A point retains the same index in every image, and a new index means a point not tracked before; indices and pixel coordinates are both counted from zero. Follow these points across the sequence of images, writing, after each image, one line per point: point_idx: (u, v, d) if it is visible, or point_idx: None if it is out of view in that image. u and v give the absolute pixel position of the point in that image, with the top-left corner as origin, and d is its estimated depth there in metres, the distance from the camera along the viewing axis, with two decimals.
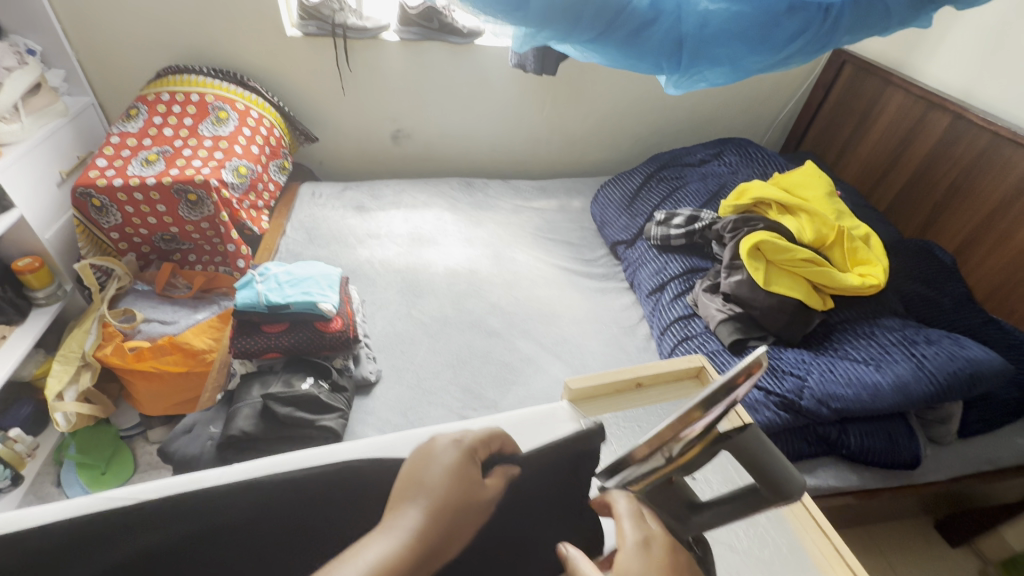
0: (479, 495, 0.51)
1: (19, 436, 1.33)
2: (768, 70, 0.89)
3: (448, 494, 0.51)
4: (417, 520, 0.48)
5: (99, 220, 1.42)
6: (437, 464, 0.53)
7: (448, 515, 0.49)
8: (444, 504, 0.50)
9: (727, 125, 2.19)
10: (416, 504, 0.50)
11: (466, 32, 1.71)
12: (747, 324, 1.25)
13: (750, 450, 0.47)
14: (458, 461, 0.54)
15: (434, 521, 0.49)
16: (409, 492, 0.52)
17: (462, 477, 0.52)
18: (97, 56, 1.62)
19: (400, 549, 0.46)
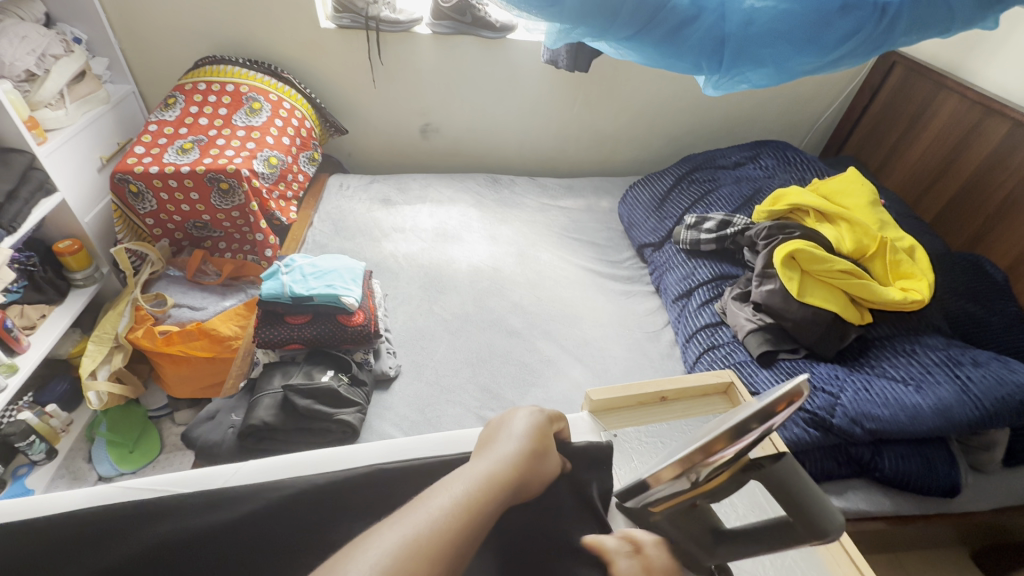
0: (552, 453, 0.56)
1: (55, 412, 1.38)
2: (816, 72, 0.85)
3: (536, 447, 0.54)
4: (513, 458, 0.51)
5: (136, 205, 1.46)
6: (523, 421, 0.56)
7: (535, 462, 0.53)
8: (530, 457, 0.53)
9: (764, 127, 2.11)
10: (509, 443, 0.53)
11: (499, 27, 1.67)
12: (777, 336, 1.21)
13: (781, 483, 0.43)
14: (542, 426, 0.57)
15: (523, 464, 0.51)
16: (497, 437, 0.54)
17: (543, 438, 0.56)
18: (139, 45, 1.66)
19: (501, 473, 0.48)
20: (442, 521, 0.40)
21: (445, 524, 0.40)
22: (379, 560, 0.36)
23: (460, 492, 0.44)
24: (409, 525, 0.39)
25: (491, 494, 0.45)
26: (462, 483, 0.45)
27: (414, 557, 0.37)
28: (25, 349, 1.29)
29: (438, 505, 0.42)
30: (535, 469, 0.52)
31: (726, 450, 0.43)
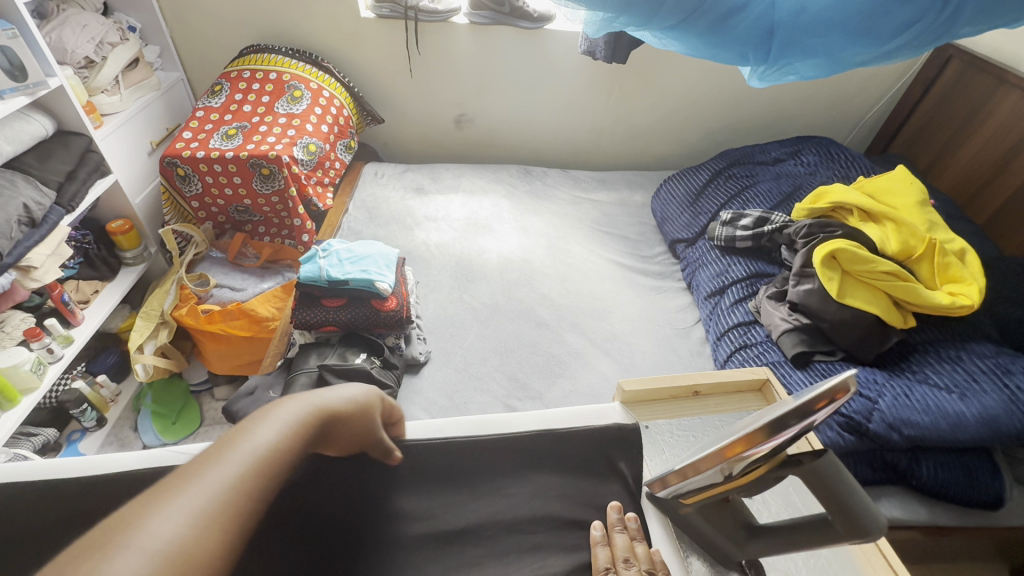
0: (368, 416, 0.55)
1: (105, 382, 1.46)
2: (869, 64, 0.81)
3: (353, 408, 0.52)
4: (334, 411, 0.50)
5: (183, 188, 1.52)
6: (355, 382, 0.54)
7: (346, 417, 0.51)
8: (352, 416, 0.52)
9: (807, 122, 2.04)
10: (329, 395, 0.50)
11: (537, 16, 1.67)
12: (814, 337, 1.18)
13: (822, 480, 0.42)
14: (374, 392, 0.57)
15: (340, 419, 0.50)
16: (325, 385, 0.52)
17: (368, 402, 0.54)
18: (188, 34, 1.72)
19: (306, 422, 0.46)
20: (248, 473, 0.39)
21: (245, 478, 0.38)
22: (181, 516, 0.34)
23: (265, 441, 0.41)
24: (204, 486, 0.36)
25: (292, 444, 0.43)
26: (278, 425, 0.44)
27: (220, 515, 0.35)
28: (80, 322, 1.37)
29: (250, 451, 0.40)
30: (349, 427, 0.52)
31: (764, 444, 0.43)
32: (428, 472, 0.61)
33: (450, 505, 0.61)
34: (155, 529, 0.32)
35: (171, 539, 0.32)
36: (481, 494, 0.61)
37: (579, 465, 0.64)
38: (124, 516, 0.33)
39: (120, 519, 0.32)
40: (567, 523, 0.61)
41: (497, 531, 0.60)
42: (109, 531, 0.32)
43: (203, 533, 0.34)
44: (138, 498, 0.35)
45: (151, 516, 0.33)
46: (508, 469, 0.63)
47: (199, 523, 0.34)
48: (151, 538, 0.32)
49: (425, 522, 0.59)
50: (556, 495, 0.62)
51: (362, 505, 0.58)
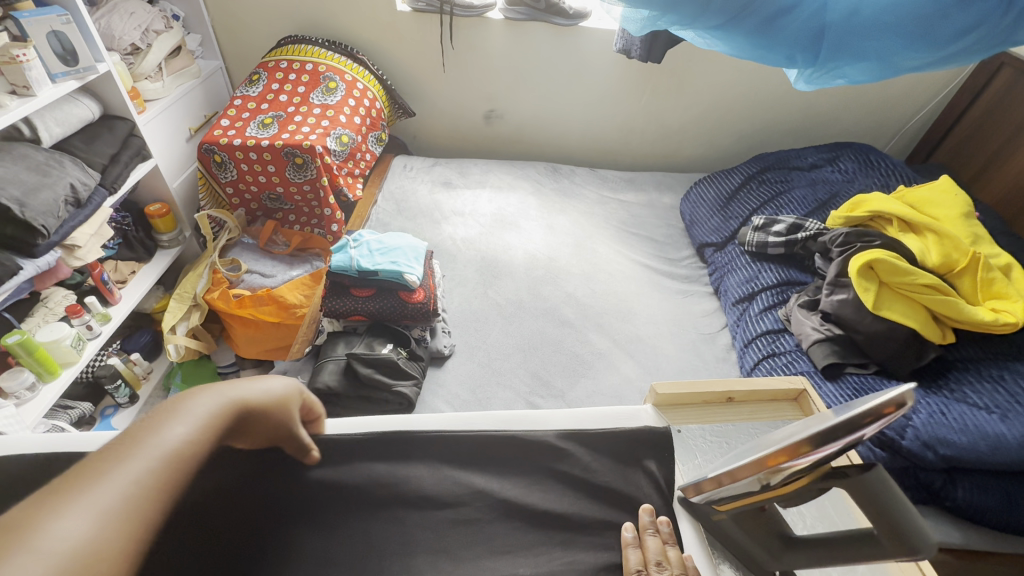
0: (293, 413, 0.57)
1: (138, 360, 1.51)
2: (922, 69, 0.78)
3: (277, 404, 0.55)
4: (252, 407, 0.52)
5: (219, 174, 1.56)
6: (281, 376, 0.57)
7: (265, 413, 0.54)
8: (272, 410, 0.54)
9: (845, 128, 1.99)
10: (252, 390, 0.53)
11: (572, 14, 1.66)
12: (846, 349, 1.15)
13: (873, 494, 0.42)
14: (298, 383, 0.59)
15: (257, 413, 0.53)
16: (246, 380, 0.54)
17: (291, 398, 0.57)
18: (229, 24, 1.76)
19: (220, 419, 0.48)
20: (158, 471, 0.41)
21: (152, 479, 0.41)
22: (83, 519, 0.36)
23: (175, 440, 0.44)
24: (110, 490, 0.39)
25: (204, 442, 0.46)
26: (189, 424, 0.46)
27: (127, 514, 0.38)
28: (117, 301, 1.42)
29: (159, 450, 0.43)
30: (269, 419, 0.54)
31: (814, 453, 0.43)
32: (458, 463, 0.61)
33: (480, 496, 0.58)
34: (58, 531, 0.35)
35: (73, 540, 0.35)
36: (514, 487, 0.59)
37: (612, 459, 0.61)
38: (21, 516, 0.35)
39: (17, 522, 0.35)
40: (599, 523, 0.57)
41: (524, 522, 0.57)
42: (8, 530, 0.34)
43: (110, 532, 0.37)
44: (41, 496, 0.37)
45: (50, 519, 0.35)
46: (538, 461, 0.61)
47: (105, 524, 0.37)
48: (50, 539, 0.34)
49: (454, 511, 0.58)
50: (586, 493, 0.59)
51: (393, 491, 0.59)
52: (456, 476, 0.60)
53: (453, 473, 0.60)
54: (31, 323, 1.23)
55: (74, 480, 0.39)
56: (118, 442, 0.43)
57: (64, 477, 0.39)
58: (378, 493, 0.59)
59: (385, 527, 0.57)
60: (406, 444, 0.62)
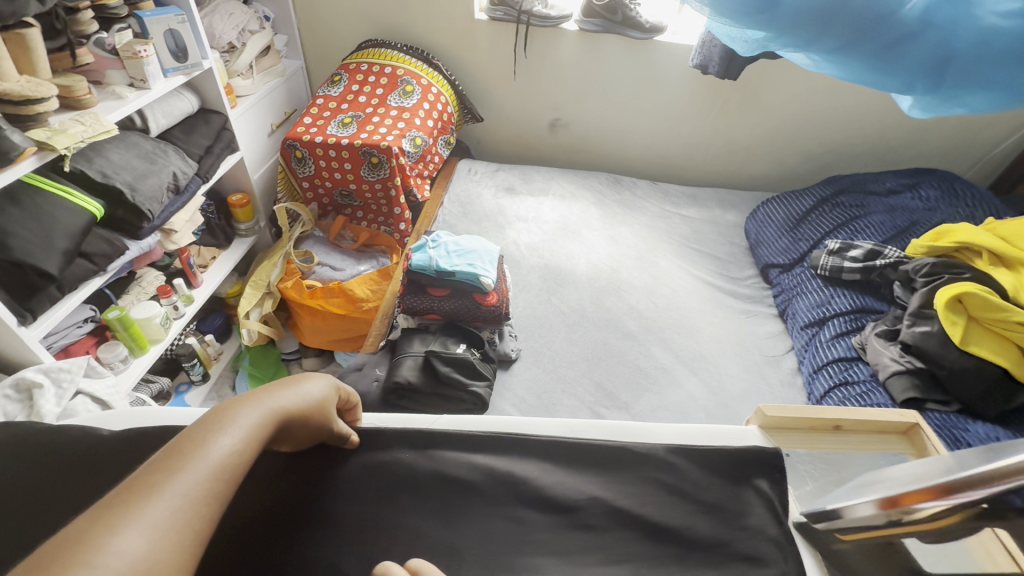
0: (325, 416, 0.59)
1: (213, 341, 1.59)
2: None
3: (314, 409, 0.57)
4: (291, 414, 0.53)
5: (298, 169, 1.62)
6: (316, 381, 0.58)
7: (300, 418, 0.55)
8: (309, 416, 0.56)
9: (922, 154, 1.92)
10: (290, 396, 0.54)
11: (649, 27, 1.65)
12: (927, 383, 1.11)
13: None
14: (331, 388, 0.60)
15: (296, 420, 0.54)
16: (285, 386, 0.55)
17: (327, 402, 0.59)
18: (314, 26, 1.84)
19: (262, 426, 0.49)
20: (208, 485, 0.42)
21: (204, 491, 0.41)
22: (146, 534, 0.36)
23: (221, 451, 0.44)
24: (163, 504, 0.38)
25: (249, 451, 0.47)
26: (234, 434, 0.46)
27: (182, 526, 0.38)
28: (199, 284, 1.49)
29: (209, 462, 0.43)
30: (305, 424, 0.56)
31: (947, 500, 0.43)
32: (567, 467, 0.63)
33: (590, 501, 0.60)
34: (117, 549, 0.34)
35: (136, 559, 0.35)
36: (622, 496, 0.60)
37: (718, 477, 0.62)
38: (76, 532, 0.35)
39: (78, 538, 0.34)
40: (709, 539, 0.58)
41: (637, 532, 0.58)
42: (67, 549, 0.34)
43: (166, 548, 0.37)
44: (94, 512, 0.37)
45: (108, 534, 0.35)
46: (641, 472, 0.62)
47: (161, 538, 0.37)
48: (112, 555, 0.34)
49: (568, 515, 0.59)
50: (695, 508, 0.59)
51: (507, 489, 0.61)
52: (563, 480, 0.62)
53: (561, 477, 0.62)
54: (125, 300, 1.31)
55: (125, 496, 0.38)
56: (162, 456, 0.42)
57: (114, 492, 0.39)
58: (492, 491, 0.61)
59: (498, 524, 0.59)
60: (516, 444, 0.65)
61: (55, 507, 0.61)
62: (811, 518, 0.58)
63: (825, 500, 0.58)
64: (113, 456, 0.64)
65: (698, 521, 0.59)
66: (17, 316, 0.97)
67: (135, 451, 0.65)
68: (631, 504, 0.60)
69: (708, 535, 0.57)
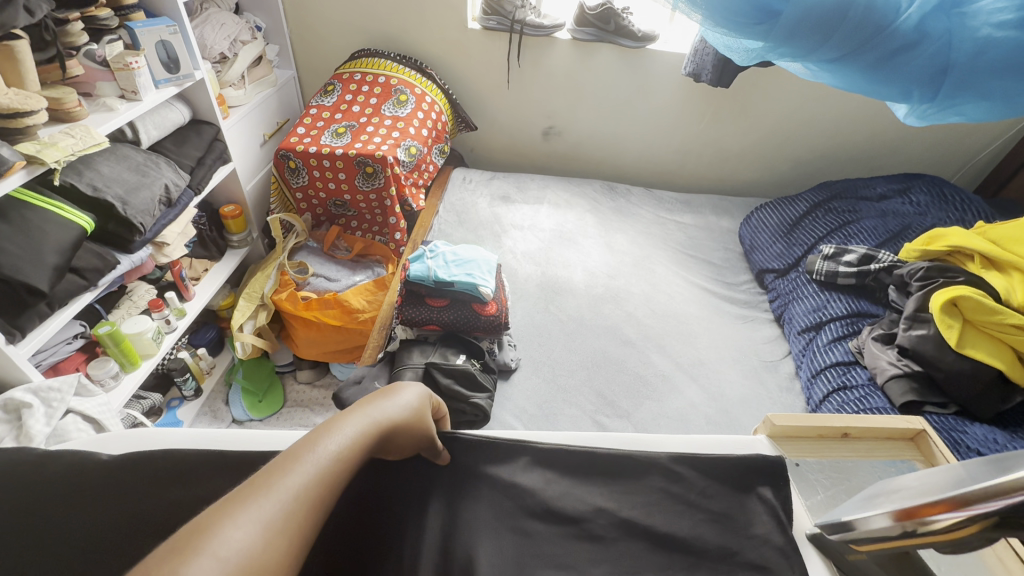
0: (426, 429, 0.57)
1: (204, 354, 1.56)
2: None
3: (415, 418, 0.56)
4: (391, 422, 0.52)
5: (291, 179, 1.61)
6: (415, 389, 0.58)
7: (402, 427, 0.54)
8: (409, 425, 0.55)
9: (909, 159, 1.95)
10: (392, 404, 0.54)
11: (640, 36, 1.68)
12: (925, 386, 1.12)
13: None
14: (426, 395, 0.59)
15: (398, 429, 0.53)
16: (383, 394, 0.54)
17: (425, 411, 0.58)
18: (305, 36, 1.83)
19: (368, 431, 0.49)
20: (315, 485, 0.41)
21: (313, 490, 0.41)
22: (255, 527, 0.36)
23: (330, 452, 0.44)
24: (275, 500, 0.38)
25: (356, 453, 0.46)
26: (341, 437, 0.46)
27: (287, 526, 0.37)
28: (191, 297, 1.47)
29: (317, 463, 0.43)
30: (406, 434, 0.55)
31: (966, 511, 0.42)
32: (574, 478, 0.62)
33: (598, 512, 0.59)
34: (232, 539, 0.34)
35: (243, 550, 0.34)
36: (630, 508, 0.59)
37: (724, 485, 0.61)
38: (204, 521, 0.35)
39: (199, 524, 0.34)
40: (719, 549, 0.57)
41: (647, 543, 0.57)
42: (189, 537, 0.34)
43: (275, 544, 0.36)
44: (218, 503, 0.37)
45: (225, 525, 0.35)
46: (650, 482, 0.61)
47: (271, 534, 0.36)
48: (223, 546, 0.33)
49: (576, 527, 0.58)
50: (704, 518, 0.58)
51: (513, 500, 0.60)
52: (570, 491, 0.61)
53: (567, 488, 0.61)
54: (116, 314, 1.28)
55: (246, 489, 0.38)
56: (282, 457, 0.42)
57: (237, 487, 0.39)
58: (498, 502, 0.60)
59: (507, 537, 0.58)
60: (520, 452, 0.63)
61: (38, 534, 0.58)
62: (821, 528, 0.56)
63: (839, 511, 0.56)
64: (99, 479, 0.62)
65: (708, 532, 0.57)
66: (7, 334, 0.95)
67: (122, 473, 0.62)
68: (640, 514, 0.58)
69: (717, 545, 0.57)
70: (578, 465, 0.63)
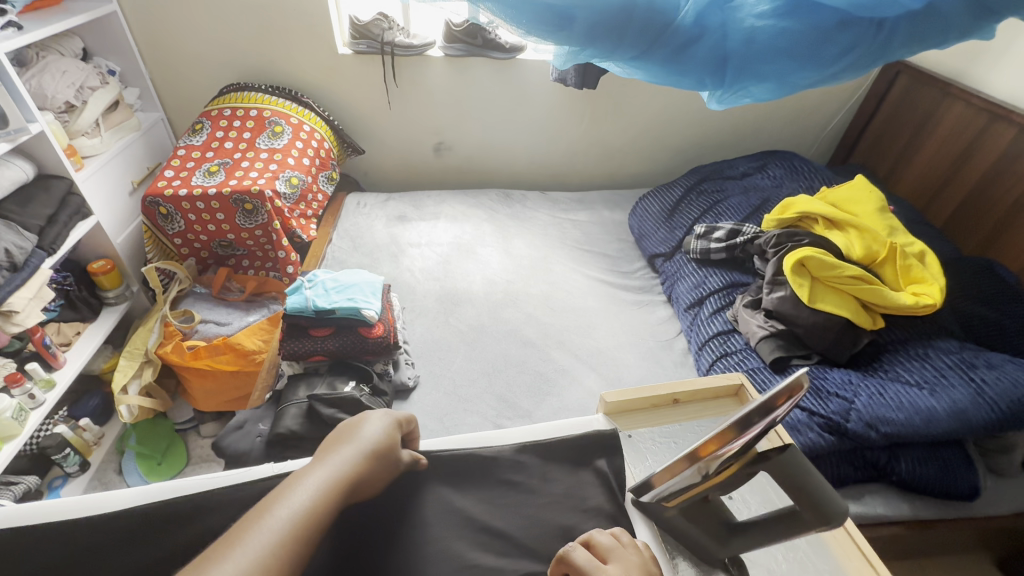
0: (397, 455, 0.59)
1: (88, 425, 1.45)
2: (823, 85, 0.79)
3: (382, 450, 0.58)
4: (358, 463, 0.55)
5: (165, 227, 1.53)
6: (375, 421, 0.59)
7: (375, 464, 0.56)
8: (377, 459, 0.57)
9: (771, 138, 2.13)
10: (354, 444, 0.56)
11: (509, 47, 1.75)
12: (790, 343, 1.22)
13: (788, 472, 0.48)
14: (391, 424, 0.61)
15: (368, 467, 0.55)
16: (344, 440, 0.56)
17: (392, 440, 0.59)
18: (168, 75, 1.76)
19: (335, 478, 0.52)
20: (281, 539, 0.45)
21: (281, 543, 0.44)
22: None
23: (292, 506, 0.47)
24: (243, 555, 0.42)
25: (323, 501, 0.50)
26: (306, 491, 0.50)
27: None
28: (61, 365, 1.36)
29: (282, 518, 0.46)
30: (379, 466, 0.57)
31: (728, 446, 0.48)
32: (421, 488, 0.62)
33: (443, 511, 0.62)
34: None
35: None
36: (475, 502, 0.62)
37: (561, 465, 0.66)
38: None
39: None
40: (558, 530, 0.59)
41: (490, 538, 0.58)
42: None
43: None
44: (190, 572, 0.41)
45: None
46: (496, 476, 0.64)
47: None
48: None
49: (418, 536, 0.58)
50: (543, 502, 0.62)
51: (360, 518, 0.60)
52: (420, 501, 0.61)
53: (407, 497, 0.61)
54: None
55: (214, 555, 0.42)
56: (249, 518, 0.46)
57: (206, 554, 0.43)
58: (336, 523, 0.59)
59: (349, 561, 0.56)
60: None
61: None
62: (638, 493, 0.62)
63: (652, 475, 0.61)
64: None
65: (546, 514, 0.61)
66: None
67: None
68: (480, 509, 0.62)
69: (554, 524, 0.60)
70: (427, 473, 0.63)
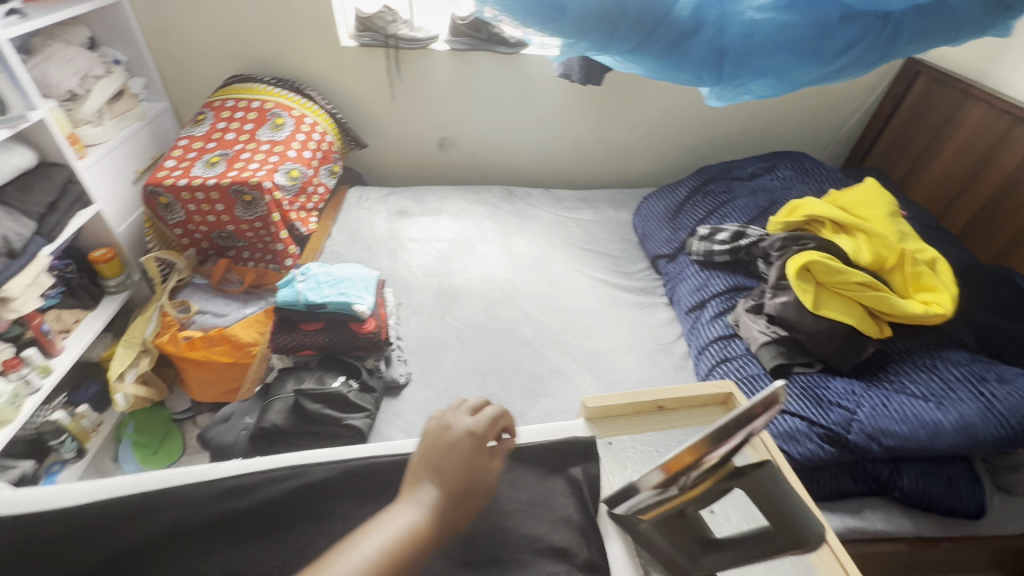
0: (490, 471, 0.52)
1: (86, 412, 1.46)
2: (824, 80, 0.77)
3: (470, 476, 0.51)
4: (440, 503, 0.48)
5: (166, 216, 1.53)
6: (456, 438, 0.52)
7: (464, 492, 0.50)
8: (467, 486, 0.50)
9: (782, 139, 2.08)
10: (434, 479, 0.50)
11: (514, 42, 1.72)
12: (791, 350, 1.19)
13: (763, 485, 0.53)
14: (477, 437, 0.53)
15: (454, 501, 0.49)
16: (425, 470, 0.50)
17: (479, 458, 0.52)
18: (174, 66, 1.76)
19: (418, 526, 0.47)
20: None
21: None
22: None
23: (368, 552, 0.44)
24: None
25: (408, 555, 0.45)
26: (387, 534, 0.46)
27: None
28: (59, 352, 1.36)
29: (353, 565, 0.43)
30: (470, 490, 0.51)
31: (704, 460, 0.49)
32: None
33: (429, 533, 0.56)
34: None
35: None
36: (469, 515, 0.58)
37: None
38: None
39: None
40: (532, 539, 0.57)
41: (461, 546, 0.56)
42: None
43: None
44: None
45: None
46: None
47: None
48: None
49: None
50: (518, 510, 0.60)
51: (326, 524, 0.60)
52: None
53: None
54: None
55: None
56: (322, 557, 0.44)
57: None
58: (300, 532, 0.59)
59: None
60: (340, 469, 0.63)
61: None
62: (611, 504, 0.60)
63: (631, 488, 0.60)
64: None
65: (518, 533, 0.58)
66: None
67: None
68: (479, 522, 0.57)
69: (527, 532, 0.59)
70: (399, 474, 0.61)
